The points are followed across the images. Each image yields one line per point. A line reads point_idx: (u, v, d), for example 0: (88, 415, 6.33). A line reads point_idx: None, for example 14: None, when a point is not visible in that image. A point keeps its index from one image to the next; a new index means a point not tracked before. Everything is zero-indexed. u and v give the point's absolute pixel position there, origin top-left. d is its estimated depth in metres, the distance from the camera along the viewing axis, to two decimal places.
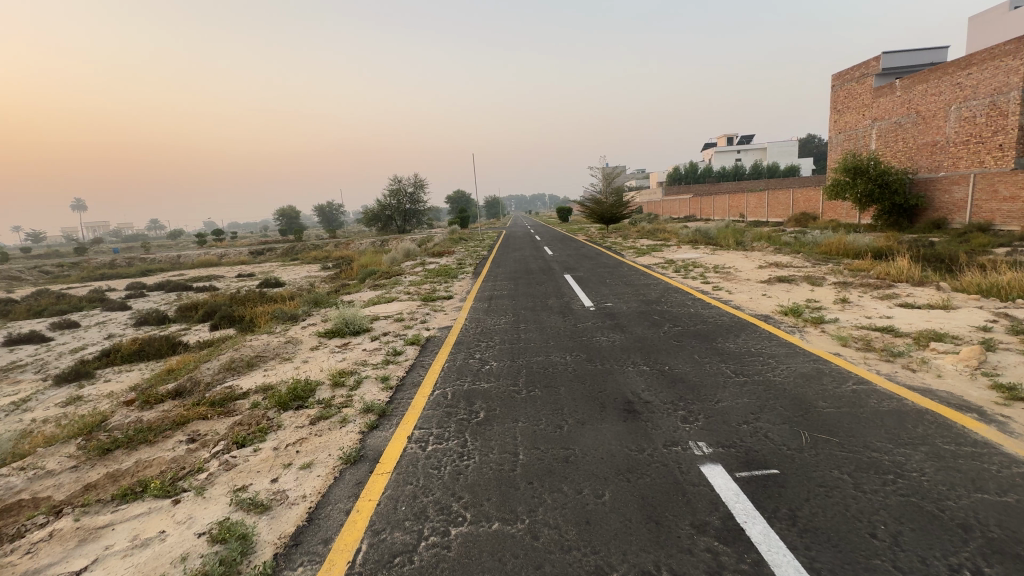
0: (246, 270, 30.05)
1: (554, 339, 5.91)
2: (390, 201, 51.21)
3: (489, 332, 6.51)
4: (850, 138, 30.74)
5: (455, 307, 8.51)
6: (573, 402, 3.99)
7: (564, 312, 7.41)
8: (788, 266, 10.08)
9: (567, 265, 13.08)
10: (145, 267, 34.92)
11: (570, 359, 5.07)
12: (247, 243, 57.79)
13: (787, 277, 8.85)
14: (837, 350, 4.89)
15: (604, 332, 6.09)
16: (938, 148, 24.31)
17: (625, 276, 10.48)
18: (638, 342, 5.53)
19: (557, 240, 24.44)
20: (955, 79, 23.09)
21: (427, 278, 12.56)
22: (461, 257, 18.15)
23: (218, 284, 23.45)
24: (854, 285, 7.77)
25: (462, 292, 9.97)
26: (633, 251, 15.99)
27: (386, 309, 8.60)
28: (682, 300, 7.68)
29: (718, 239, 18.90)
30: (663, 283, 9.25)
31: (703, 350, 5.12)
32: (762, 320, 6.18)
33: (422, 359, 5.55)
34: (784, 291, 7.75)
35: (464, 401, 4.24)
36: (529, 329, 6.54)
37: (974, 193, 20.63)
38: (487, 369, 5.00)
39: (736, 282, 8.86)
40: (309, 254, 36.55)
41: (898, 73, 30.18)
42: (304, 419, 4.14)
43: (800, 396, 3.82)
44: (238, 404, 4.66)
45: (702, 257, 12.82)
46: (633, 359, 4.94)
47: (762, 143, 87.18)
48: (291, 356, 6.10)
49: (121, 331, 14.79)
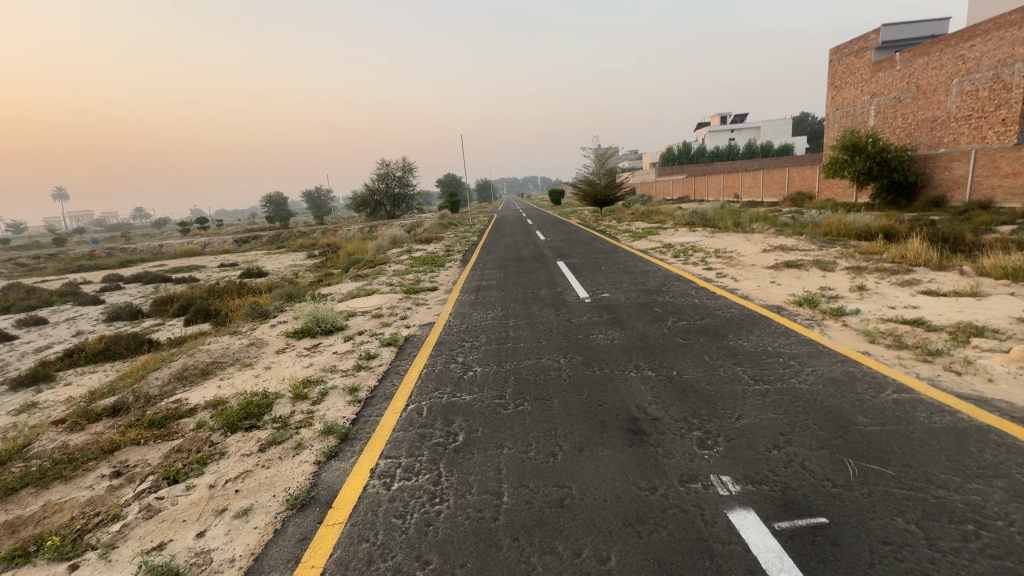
0: (229, 259, 29.07)
1: (546, 338, 5.29)
2: (378, 185, 50.00)
3: (474, 330, 5.88)
4: (848, 115, 30.02)
5: (439, 300, 7.85)
6: (568, 419, 3.39)
7: (557, 305, 6.77)
8: (793, 249, 9.49)
9: (560, 251, 12.44)
10: (125, 258, 33.75)
11: (564, 364, 4.45)
12: (233, 230, 56.46)
13: (795, 261, 8.27)
14: (865, 349, 4.33)
15: (602, 329, 5.47)
16: (939, 124, 23.69)
17: (621, 262, 9.86)
18: (640, 341, 4.93)
19: (550, 224, 23.71)
20: (957, 51, 22.34)
21: (412, 267, 11.85)
22: (450, 243, 17.41)
23: (198, 275, 22.58)
24: (869, 270, 7.21)
25: (448, 283, 9.33)
26: (629, 234, 15.35)
27: (364, 303, 7.93)
28: (684, 289, 7.07)
29: (715, 221, 18.29)
30: (662, 270, 8.64)
31: (714, 350, 4.53)
32: (774, 312, 5.61)
33: (398, 364, 4.93)
34: (794, 278, 7.19)
35: (441, 418, 3.62)
36: (518, 325, 5.92)
37: (975, 170, 20.11)
38: (469, 376, 4.39)
39: (741, 268, 8.28)
40: (295, 241, 35.58)
41: (897, 46, 29.35)
42: (253, 446, 3.52)
43: (834, 409, 3.24)
44: (181, 424, 4.03)
45: (701, 240, 12.23)
46: (636, 363, 4.34)
47: (755, 122, 86.26)
48: (252, 361, 5.45)
49: (91, 327, 14.00)
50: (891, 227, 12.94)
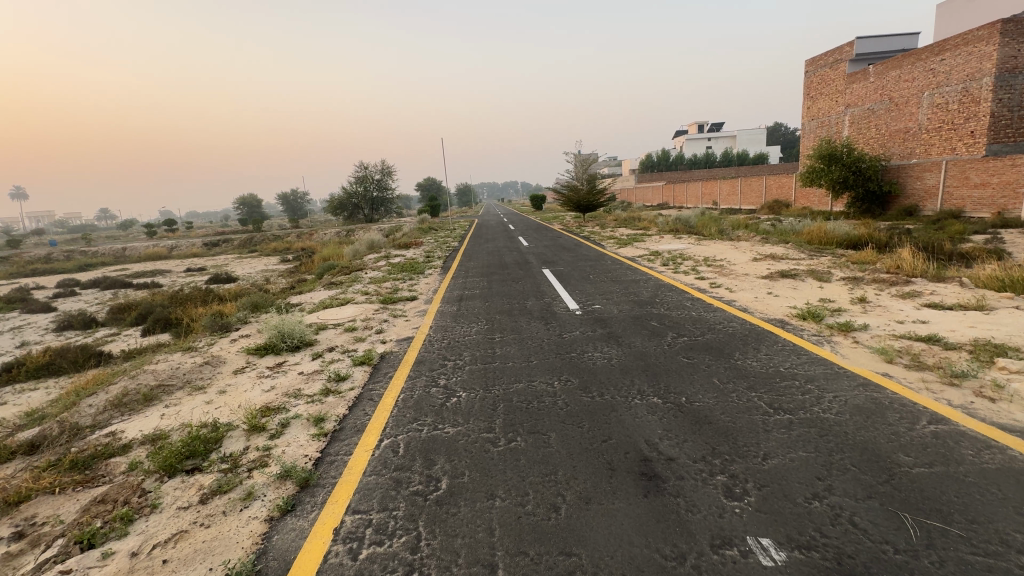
0: (197, 264, 27.77)
1: (537, 357, 4.82)
2: (356, 188, 48.98)
3: (457, 346, 5.37)
4: (823, 125, 30.70)
5: (419, 311, 7.30)
6: (570, 459, 2.92)
7: (546, 318, 6.30)
8: (784, 258, 9.28)
9: (544, 258, 12.02)
10: (84, 262, 31.93)
11: (559, 388, 3.99)
12: (202, 233, 54.36)
13: (788, 270, 8.02)
14: (884, 369, 4.00)
15: (598, 346, 5.02)
16: (910, 135, 24.27)
17: (609, 270, 9.48)
18: (639, 360, 4.51)
19: (532, 229, 23.34)
20: (928, 64, 22.93)
21: (390, 274, 11.25)
22: (430, 249, 16.84)
23: (162, 281, 21.34)
24: (866, 280, 6.99)
25: (428, 292, 8.79)
26: (614, 241, 15.05)
27: (336, 314, 7.33)
28: (679, 301, 6.70)
29: (699, 228, 18.21)
30: (654, 279, 8.27)
31: (722, 371, 4.13)
32: (778, 327, 5.26)
33: (371, 389, 4.39)
34: (792, 289, 6.90)
35: (420, 458, 3.10)
36: (505, 341, 5.43)
37: (945, 180, 20.59)
38: (453, 404, 3.87)
39: (735, 277, 7.98)
40: (269, 245, 34.37)
41: (870, 59, 30.14)
42: (192, 495, 2.94)
43: (870, 445, 2.85)
44: (110, 465, 3.40)
45: (688, 247, 12.00)
46: (638, 387, 3.90)
47: (731, 132, 88.25)
48: (204, 384, 4.81)
49: (38, 337, 12.90)
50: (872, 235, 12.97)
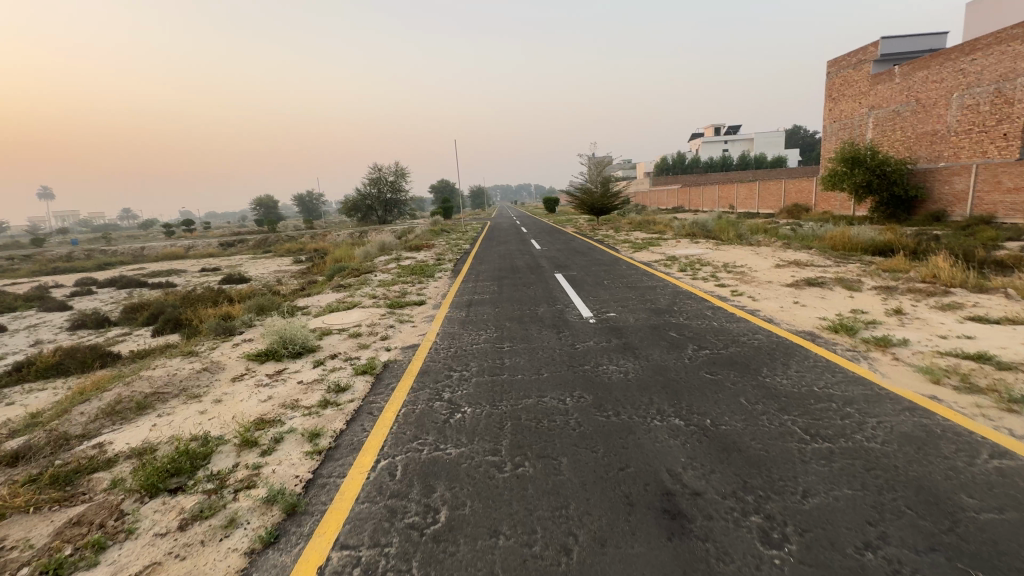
0: (212, 264, 27.99)
1: (548, 369, 4.52)
2: (370, 190, 49.24)
3: (464, 356, 5.10)
4: (846, 127, 29.89)
5: (426, 316, 7.05)
6: (583, 491, 2.62)
7: (558, 326, 6.00)
8: (808, 265, 8.85)
9: (557, 262, 11.72)
10: (103, 261, 32.44)
11: (571, 405, 3.69)
12: (219, 234, 55.09)
13: (814, 278, 7.61)
14: (932, 390, 3.62)
15: (613, 359, 4.70)
16: (938, 137, 23.45)
17: (624, 276, 9.15)
18: (658, 375, 4.18)
19: (545, 232, 23.01)
20: (958, 64, 22.12)
21: (399, 277, 11.05)
22: (441, 251, 16.66)
23: (176, 280, 21.48)
24: (900, 290, 6.56)
25: (437, 296, 8.55)
26: (629, 245, 14.70)
27: (342, 319, 7.12)
28: (699, 310, 6.34)
29: (716, 232, 17.75)
30: (672, 286, 7.91)
31: (748, 390, 3.79)
32: (808, 340, 4.89)
33: (371, 402, 4.13)
34: (820, 299, 6.50)
35: (419, 484, 2.83)
36: (515, 351, 5.14)
37: (976, 184, 19.79)
38: (457, 422, 3.60)
39: (757, 285, 7.59)
40: (283, 245, 34.59)
41: (895, 60, 29.29)
42: (171, 520, 2.70)
43: (926, 484, 2.50)
44: (91, 481, 3.19)
45: (706, 252, 11.61)
46: (658, 406, 3.59)
47: (748, 135, 87.03)
48: (200, 393, 4.60)
49: (51, 336, 12.97)
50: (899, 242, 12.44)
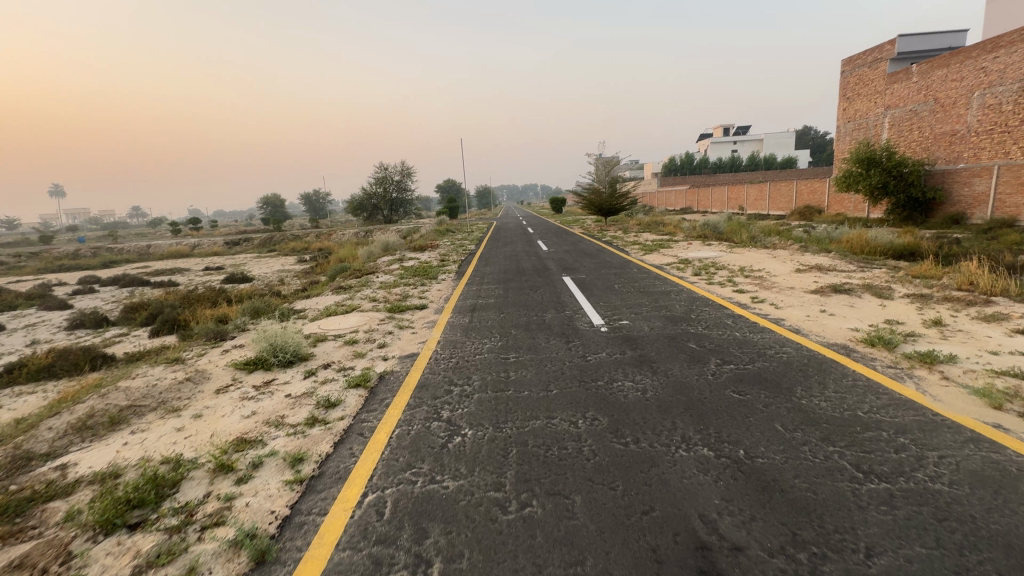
0: (216, 262, 27.81)
1: (556, 385, 4.11)
2: (376, 189, 49.03)
3: (467, 367, 4.71)
4: (860, 127, 29.26)
5: (427, 322, 6.67)
6: (601, 542, 2.22)
7: (567, 335, 5.59)
8: (831, 270, 8.37)
9: (565, 264, 11.32)
10: (108, 259, 32.39)
11: (583, 430, 3.29)
12: (226, 232, 55.12)
13: (840, 284, 7.14)
14: (993, 417, 3.19)
15: (628, 374, 4.28)
16: (958, 138, 22.79)
17: (635, 280, 8.74)
18: (679, 394, 3.78)
19: (552, 233, 22.62)
20: (979, 63, 21.49)
21: (401, 278, 10.70)
22: (446, 252, 16.32)
23: (179, 279, 21.32)
24: (935, 299, 6.10)
25: (440, 299, 8.19)
26: (638, 247, 14.26)
27: (338, 324, 6.77)
28: (718, 318, 5.91)
29: (728, 234, 17.27)
30: (687, 292, 7.49)
31: (783, 414, 3.37)
32: (842, 355, 4.47)
33: (363, 420, 3.76)
34: (848, 307, 6.06)
35: (410, 527, 2.45)
36: (521, 363, 4.74)
37: (997, 186, 19.14)
38: (456, 447, 3.21)
39: (779, 291, 7.15)
40: (287, 245, 34.37)
41: (913, 58, 28.59)
42: (124, 567, 2.34)
43: (1015, 542, 2.08)
44: (45, 512, 2.83)
45: (720, 255, 11.16)
46: (682, 432, 3.19)
47: (758, 135, 86.11)
48: (179, 406, 4.25)
49: (49, 336, 12.76)
50: (922, 245, 11.93)
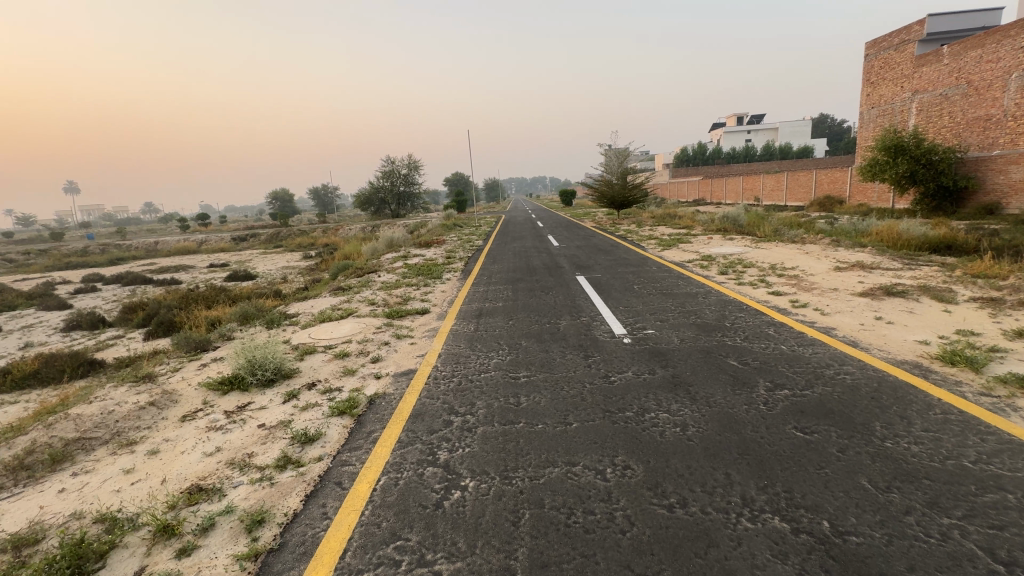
0: (221, 259, 27.44)
1: (576, 417, 3.42)
2: (383, 183, 48.48)
3: (470, 390, 4.03)
4: (885, 113, 28.03)
5: (428, 330, 5.99)
6: None
7: (586, 348, 4.89)
8: (875, 268, 7.55)
9: (577, 262, 10.61)
10: (115, 256, 32.22)
11: (613, 484, 2.61)
12: (234, 227, 55.01)
13: (891, 285, 6.35)
14: None
15: (661, 400, 3.58)
16: (993, 123, 21.54)
17: (656, 280, 7.99)
18: (728, 431, 3.07)
19: (562, 227, 21.78)
20: (1018, 42, 20.20)
21: (403, 278, 10.06)
22: (452, 248, 15.67)
23: (183, 277, 20.96)
24: (1009, 303, 5.31)
25: (443, 302, 7.53)
26: (655, 242, 13.47)
27: (331, 332, 6.14)
28: (758, 328, 5.16)
29: (749, 226, 16.41)
30: (716, 294, 6.75)
31: (868, 465, 2.65)
32: (918, 378, 3.72)
33: (342, 463, 3.10)
34: (908, 314, 5.29)
35: None
36: (533, 385, 4.05)
37: None
38: (453, 508, 2.54)
39: (821, 293, 6.38)
40: (294, 240, 33.92)
41: (942, 40, 27.22)
42: None
43: None
44: None
45: (746, 250, 10.38)
46: (741, 490, 2.48)
47: (773, 124, 84.06)
48: (135, 439, 3.64)
49: (44, 339, 12.34)
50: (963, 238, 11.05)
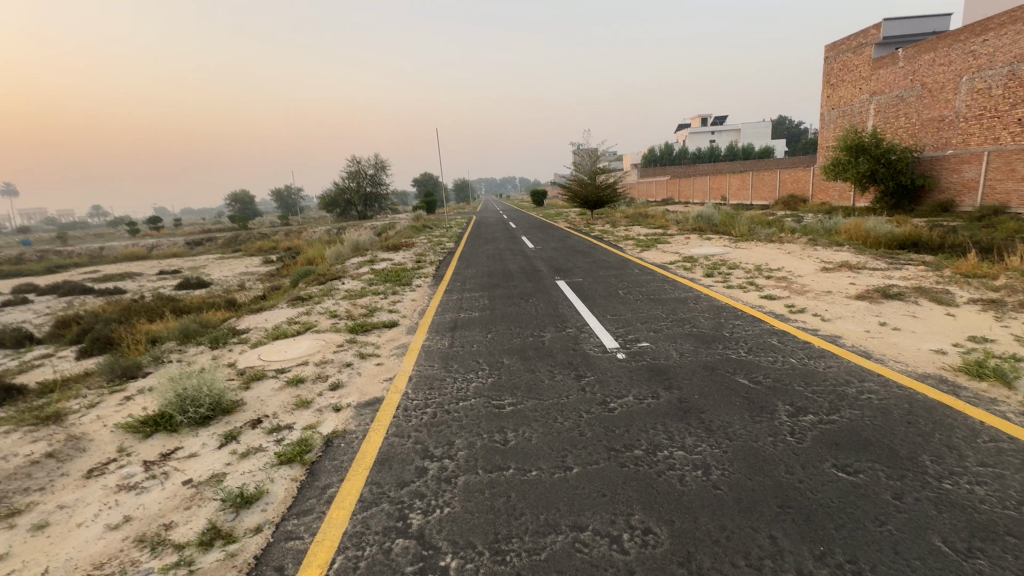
0: (172, 265, 25.66)
1: (576, 458, 2.86)
2: (349, 184, 46.97)
3: (447, 427, 3.39)
4: (844, 114, 28.88)
5: (397, 348, 5.31)
6: None
7: (575, 366, 4.35)
8: (862, 268, 7.35)
9: (556, 265, 10.11)
10: (52, 263, 29.73)
11: (634, 559, 2.07)
12: (189, 231, 52.16)
13: (886, 287, 6.08)
14: None
15: (672, 433, 3.07)
16: (946, 124, 22.36)
17: (642, 284, 7.54)
18: (758, 473, 2.58)
19: (536, 228, 21.33)
20: (968, 46, 21.02)
21: (370, 285, 9.32)
22: (422, 251, 14.94)
23: (129, 286, 19.38)
24: (1011, 305, 5.09)
25: (413, 313, 6.85)
26: (632, 242, 13.14)
27: (285, 352, 5.38)
28: (761, 338, 4.73)
29: (724, 226, 16.36)
30: (707, 300, 6.34)
31: (935, 517, 2.19)
32: (951, 397, 3.32)
33: (284, 538, 2.42)
34: (912, 319, 4.99)
35: None
36: (521, 416, 3.46)
37: (987, 172, 18.63)
38: None
39: (816, 296, 6.06)
40: (254, 244, 32.23)
41: (897, 43, 28.16)
42: None
43: None
44: None
45: (727, 251, 10.13)
46: (795, 563, 1.97)
47: (735, 125, 86.47)
48: (19, 508, 2.85)
49: None
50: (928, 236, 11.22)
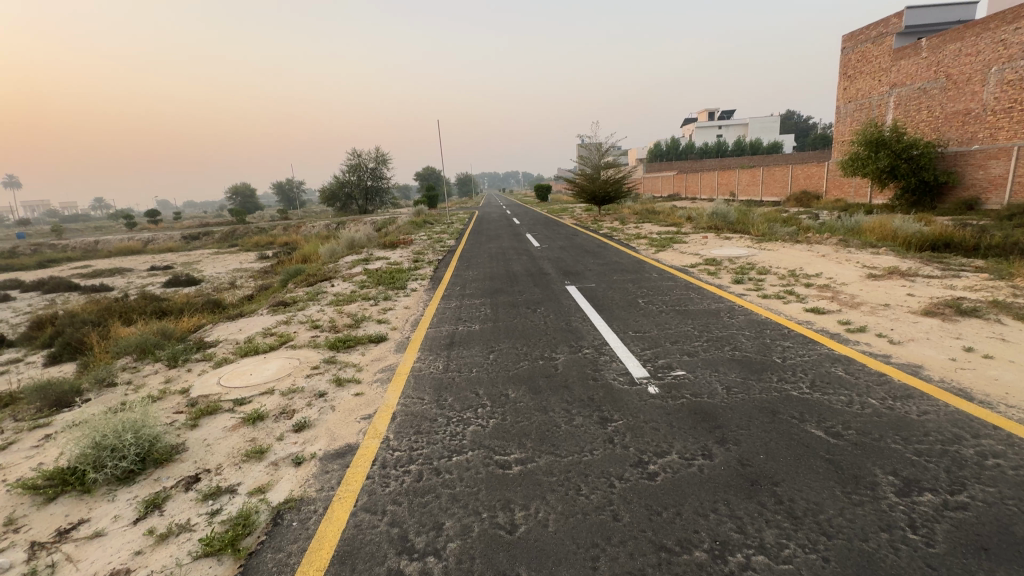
0: (165, 261, 24.91)
1: (613, 564, 2.02)
2: (350, 177, 46.10)
3: (433, 500, 2.54)
4: (862, 107, 27.84)
5: (382, 372, 4.46)
6: None
7: (596, 403, 3.51)
8: (915, 275, 6.48)
9: (564, 267, 9.28)
10: (44, 257, 29.04)
11: None
12: (187, 224, 51.32)
13: (956, 300, 5.21)
14: None
15: (745, 521, 2.22)
16: (972, 117, 21.29)
17: (664, 292, 6.68)
18: None
19: (541, 225, 20.49)
20: (998, 35, 19.91)
21: (361, 289, 8.49)
22: (420, 249, 14.12)
23: (117, 283, 18.60)
24: None
25: (405, 325, 5.99)
26: (645, 242, 12.28)
27: (250, 375, 4.54)
28: (823, 368, 3.86)
29: (740, 224, 15.46)
30: (743, 313, 5.47)
31: None
32: None
33: None
34: (1004, 343, 4.11)
35: None
36: (531, 482, 2.63)
37: (1016, 168, 17.62)
38: None
39: (874, 311, 5.18)
40: (251, 239, 31.48)
41: (919, 34, 27.07)
42: None
43: None
44: None
45: (752, 252, 9.27)
46: None
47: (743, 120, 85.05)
48: None
49: None
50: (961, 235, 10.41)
